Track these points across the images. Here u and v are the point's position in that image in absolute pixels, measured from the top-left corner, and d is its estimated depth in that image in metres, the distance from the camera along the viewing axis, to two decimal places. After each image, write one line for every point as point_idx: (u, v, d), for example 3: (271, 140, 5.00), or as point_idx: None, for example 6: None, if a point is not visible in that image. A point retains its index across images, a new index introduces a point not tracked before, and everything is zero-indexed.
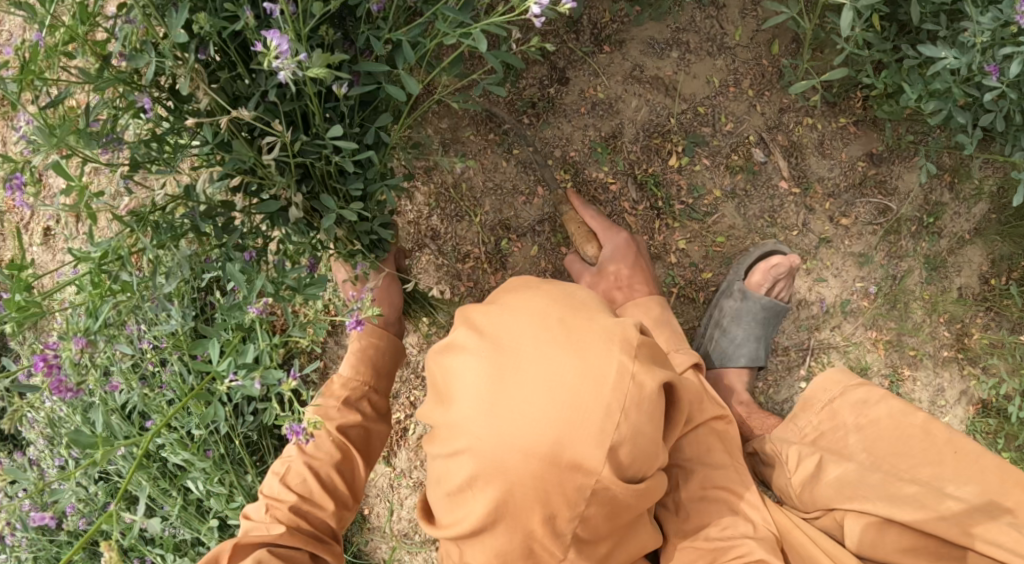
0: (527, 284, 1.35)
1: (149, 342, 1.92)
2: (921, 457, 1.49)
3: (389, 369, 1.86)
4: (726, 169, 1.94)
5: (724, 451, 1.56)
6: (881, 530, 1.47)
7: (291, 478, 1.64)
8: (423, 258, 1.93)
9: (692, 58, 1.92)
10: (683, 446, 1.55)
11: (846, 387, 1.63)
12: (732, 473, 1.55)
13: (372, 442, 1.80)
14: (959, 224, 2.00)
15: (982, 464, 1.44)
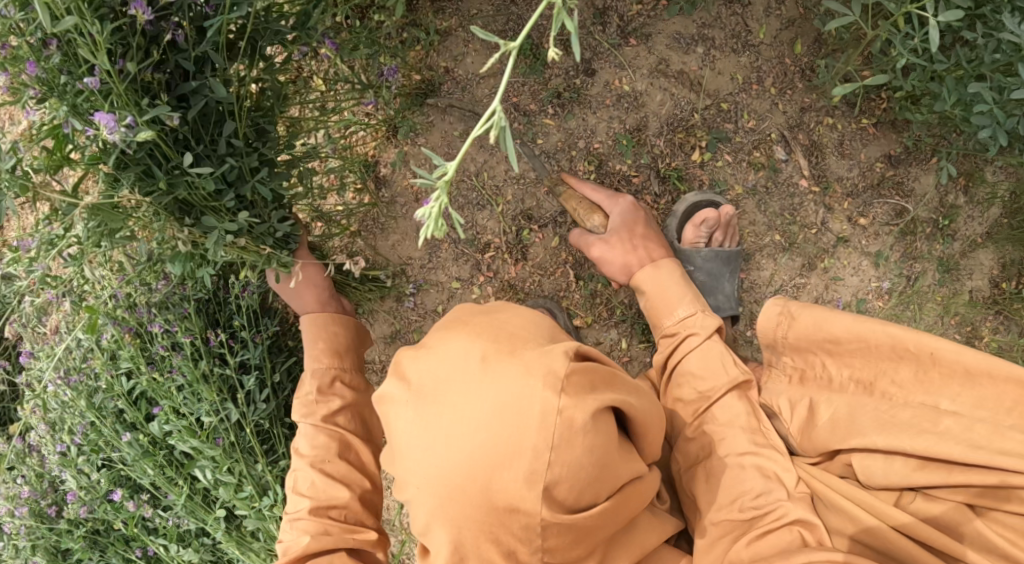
0: (463, 313, 1.27)
1: (161, 325, 1.85)
2: (898, 367, 1.39)
3: (351, 344, 1.76)
4: (749, 166, 1.95)
5: (746, 416, 1.52)
6: (889, 461, 1.37)
7: (302, 484, 1.57)
8: (444, 246, 1.93)
9: (717, 55, 1.92)
10: (714, 416, 1.53)
11: (797, 313, 1.50)
12: (755, 437, 1.49)
13: (363, 415, 1.71)
14: (972, 227, 2.01)
15: (962, 363, 1.32)
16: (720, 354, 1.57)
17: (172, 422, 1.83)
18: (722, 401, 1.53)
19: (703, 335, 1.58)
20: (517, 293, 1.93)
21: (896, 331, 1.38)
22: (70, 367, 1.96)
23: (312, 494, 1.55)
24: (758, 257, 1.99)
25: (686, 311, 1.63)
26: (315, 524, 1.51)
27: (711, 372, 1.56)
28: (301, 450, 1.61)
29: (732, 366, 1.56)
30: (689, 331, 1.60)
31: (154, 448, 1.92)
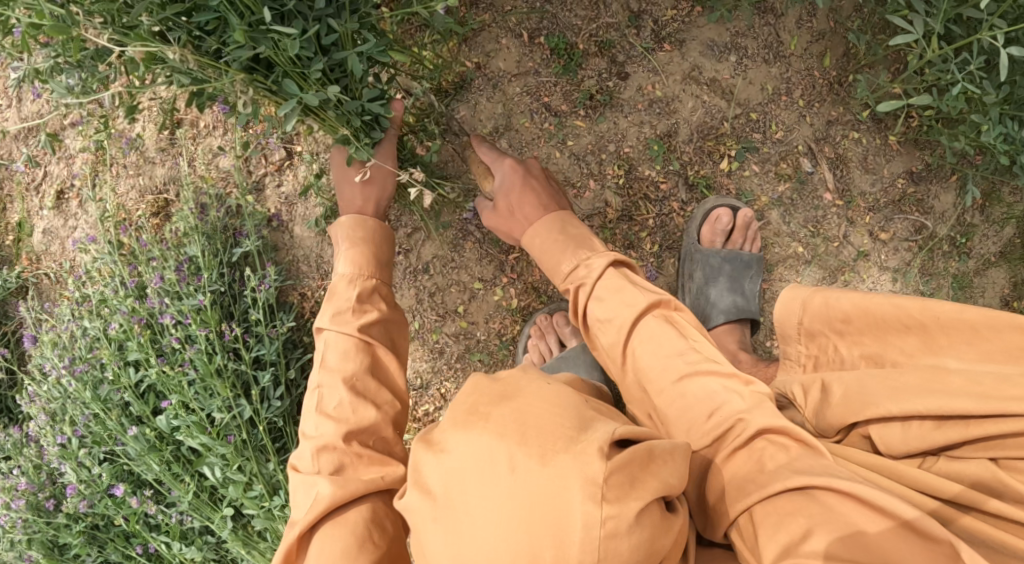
0: (476, 397, 1.14)
1: (172, 318, 1.78)
2: (905, 336, 1.25)
3: (382, 255, 1.64)
4: (775, 176, 1.95)
5: (675, 336, 1.36)
6: (906, 427, 1.20)
7: (327, 403, 1.38)
8: (468, 246, 1.89)
9: (749, 64, 1.93)
10: (641, 349, 1.37)
11: (806, 297, 1.35)
12: (688, 352, 1.34)
13: (392, 331, 1.56)
14: (987, 246, 2.03)
15: (965, 320, 1.19)
16: (620, 288, 1.45)
17: (182, 418, 1.77)
18: (641, 331, 1.39)
19: (590, 282, 1.49)
20: (540, 296, 1.91)
21: (893, 299, 1.25)
22: (75, 356, 1.89)
23: (327, 419, 1.36)
24: (780, 267, 1.98)
25: (571, 262, 1.55)
26: (331, 464, 1.32)
27: (614, 310, 1.43)
28: (326, 362, 1.44)
29: (634, 292, 1.43)
30: (579, 285, 1.51)
31: (160, 443, 1.86)
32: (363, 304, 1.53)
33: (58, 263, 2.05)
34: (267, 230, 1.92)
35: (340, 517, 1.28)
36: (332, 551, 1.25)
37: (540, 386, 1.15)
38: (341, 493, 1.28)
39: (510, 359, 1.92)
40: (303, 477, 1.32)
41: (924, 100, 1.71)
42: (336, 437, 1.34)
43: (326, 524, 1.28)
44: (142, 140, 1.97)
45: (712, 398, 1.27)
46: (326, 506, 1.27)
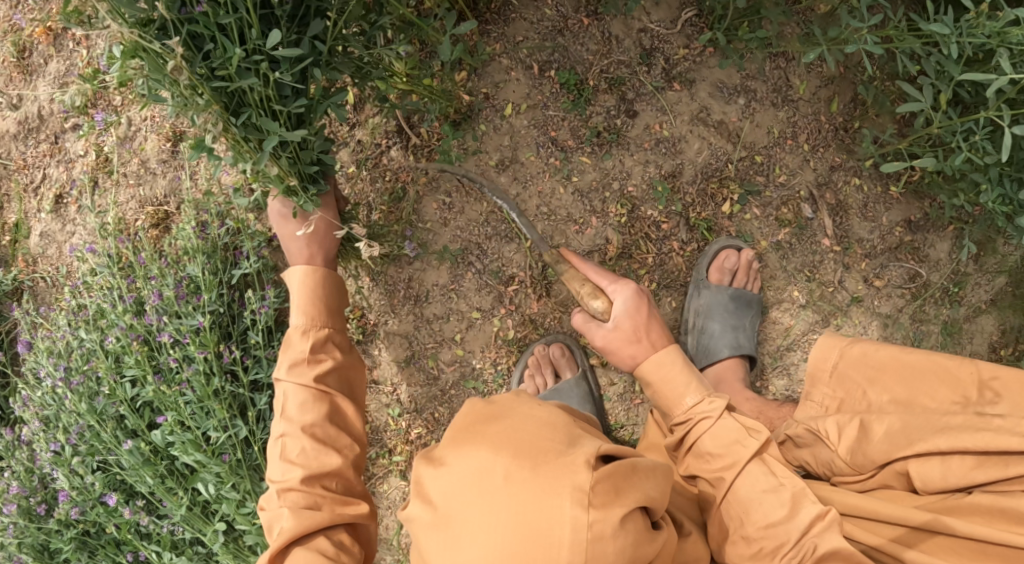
0: (469, 418, 1.24)
1: (170, 336, 1.79)
2: (937, 385, 1.39)
3: (341, 304, 1.63)
4: (776, 221, 1.97)
5: (769, 472, 1.35)
6: (946, 463, 1.30)
7: (290, 452, 1.44)
8: (467, 275, 1.90)
9: (757, 107, 1.94)
10: (737, 486, 1.36)
11: (844, 347, 1.50)
12: (780, 490, 1.33)
13: (350, 377, 1.58)
14: (979, 294, 2.05)
15: (999, 377, 1.34)
16: (735, 430, 1.40)
17: (176, 435, 1.78)
18: (744, 469, 1.37)
19: (715, 416, 1.42)
20: (536, 328, 1.92)
21: (931, 355, 1.40)
22: (70, 367, 1.89)
23: (286, 467, 1.43)
24: (775, 310, 2.00)
25: (693, 396, 1.46)
26: (297, 502, 1.40)
27: (727, 449, 1.38)
28: (284, 413, 1.48)
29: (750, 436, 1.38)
30: (699, 418, 1.44)
31: (154, 456, 1.88)
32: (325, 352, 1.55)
33: (52, 267, 2.03)
34: (267, 250, 1.91)
35: (308, 543, 1.38)
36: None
37: (532, 408, 1.24)
38: (309, 522, 1.38)
39: (504, 389, 1.93)
40: (274, 517, 1.40)
41: (926, 163, 1.71)
42: (297, 483, 1.41)
43: (296, 550, 1.37)
44: (144, 150, 1.97)
45: (788, 526, 1.30)
46: (292, 535, 1.36)
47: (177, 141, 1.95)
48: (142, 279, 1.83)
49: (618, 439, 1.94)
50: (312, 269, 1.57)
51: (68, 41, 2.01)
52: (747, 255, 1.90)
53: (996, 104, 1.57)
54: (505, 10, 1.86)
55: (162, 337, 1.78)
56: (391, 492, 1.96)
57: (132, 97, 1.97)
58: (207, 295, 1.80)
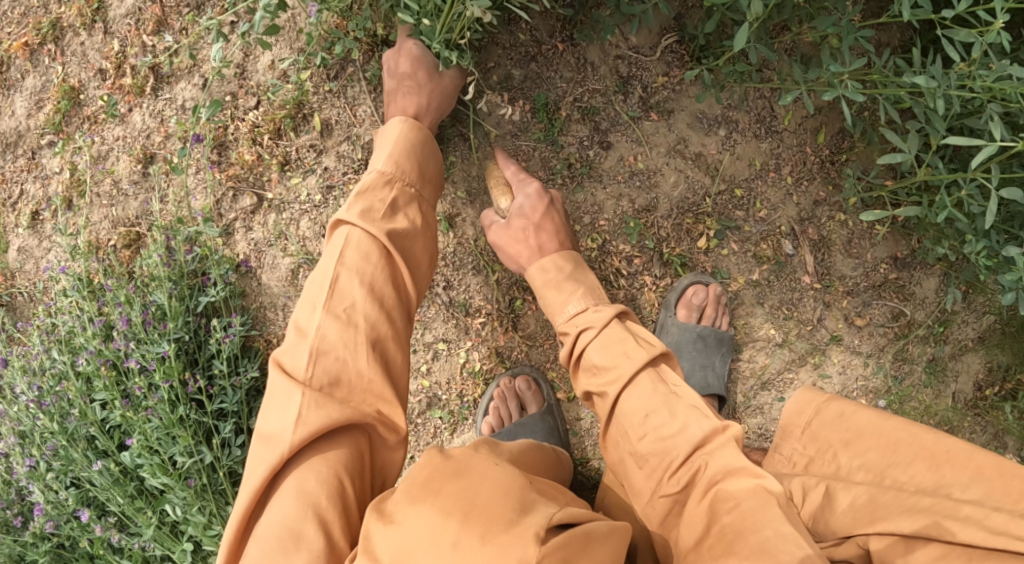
0: (428, 473, 1.21)
1: (137, 363, 1.79)
2: (912, 461, 1.36)
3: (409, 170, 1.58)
4: (753, 258, 1.91)
5: (658, 393, 1.40)
6: (910, 548, 1.26)
7: (336, 307, 1.37)
8: (433, 306, 1.87)
9: (738, 139, 1.87)
10: (623, 400, 1.42)
11: (821, 406, 1.51)
12: (674, 397, 1.39)
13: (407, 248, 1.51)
14: (965, 331, 1.99)
15: (974, 462, 1.31)
16: (621, 338, 1.46)
17: (144, 458, 1.78)
18: (636, 379, 1.42)
19: (596, 326, 1.49)
20: (502, 361, 1.89)
21: (911, 427, 1.39)
22: (43, 387, 1.90)
23: (330, 319, 1.36)
24: (750, 349, 1.95)
25: (578, 307, 1.54)
26: (324, 375, 1.32)
27: (614, 359, 1.45)
28: (343, 257, 1.42)
29: (635, 345, 1.44)
30: (583, 326, 1.51)
31: (124, 476, 1.90)
32: (394, 210, 1.51)
33: (28, 285, 2.05)
34: (234, 276, 1.90)
35: (325, 448, 1.29)
36: (313, 489, 1.24)
37: (488, 469, 1.22)
38: (336, 416, 1.29)
39: (469, 420, 1.91)
40: (292, 391, 1.30)
41: (909, 213, 1.61)
42: (341, 344, 1.34)
43: (310, 455, 1.27)
44: (116, 170, 1.96)
45: (678, 438, 1.34)
46: (317, 430, 1.27)
47: (148, 163, 1.94)
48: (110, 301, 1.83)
49: (583, 473, 1.92)
50: (414, 124, 1.63)
51: (43, 57, 2.00)
52: (715, 290, 1.87)
53: (983, 163, 1.46)
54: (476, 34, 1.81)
55: (129, 361, 1.78)
56: None
57: (104, 115, 1.97)
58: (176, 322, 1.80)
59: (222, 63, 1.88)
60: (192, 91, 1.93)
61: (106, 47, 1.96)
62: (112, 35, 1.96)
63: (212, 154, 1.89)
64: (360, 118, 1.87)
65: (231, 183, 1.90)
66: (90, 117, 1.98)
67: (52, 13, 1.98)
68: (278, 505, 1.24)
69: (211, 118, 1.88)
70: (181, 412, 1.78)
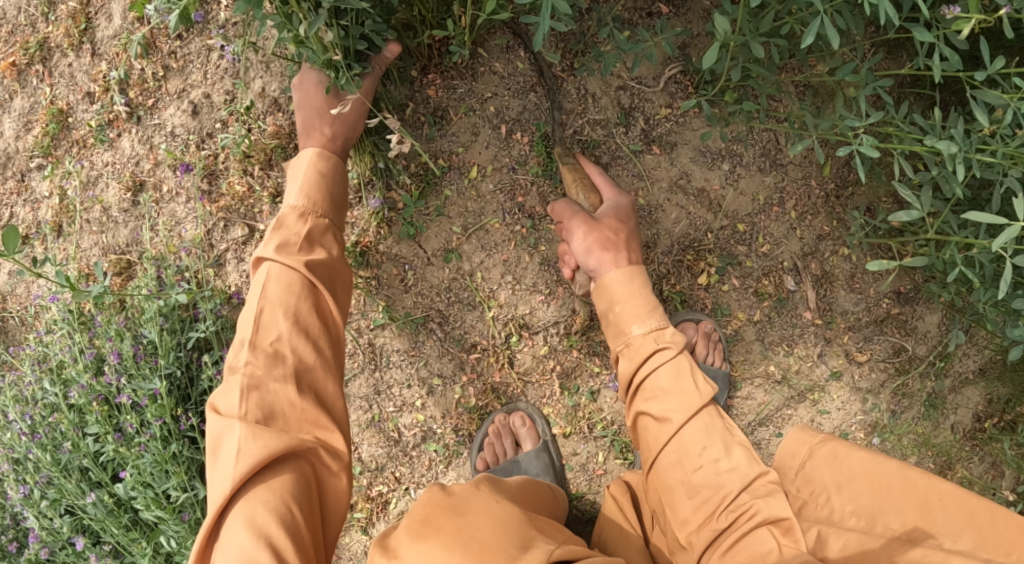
0: (428, 509, 1.26)
1: (129, 399, 1.77)
2: (904, 504, 1.32)
3: (344, 199, 1.56)
4: (755, 294, 1.87)
5: (716, 441, 1.43)
6: None
7: (262, 338, 1.35)
8: (427, 341, 1.84)
9: (742, 173, 1.83)
10: (686, 431, 1.45)
11: (813, 446, 1.42)
12: (730, 438, 1.44)
13: (341, 273, 1.48)
14: (965, 364, 1.96)
15: (967, 508, 1.28)
16: (688, 371, 1.49)
17: (137, 493, 1.76)
18: (696, 424, 1.45)
19: (674, 349, 1.50)
20: (498, 397, 1.87)
21: (904, 469, 1.34)
22: (35, 417, 1.88)
23: (255, 355, 1.33)
24: (749, 385, 1.92)
25: (641, 327, 1.54)
26: (257, 410, 1.30)
27: (682, 390, 1.47)
28: (265, 291, 1.38)
29: (699, 383, 1.48)
30: (648, 353, 1.52)
31: (118, 508, 1.88)
32: (315, 241, 1.46)
33: (21, 310, 2.03)
34: (226, 309, 1.88)
35: (269, 479, 1.28)
36: (262, 519, 1.24)
37: (487, 506, 1.28)
38: (275, 445, 1.28)
39: (464, 454, 1.89)
40: (227, 426, 1.29)
41: (917, 264, 1.55)
42: (268, 378, 1.32)
43: (256, 488, 1.27)
44: (105, 197, 1.93)
45: (732, 478, 1.40)
46: (254, 459, 1.26)
47: (137, 191, 1.91)
48: (101, 334, 1.81)
49: (579, 508, 1.90)
50: (324, 152, 1.54)
51: (31, 78, 1.95)
52: (708, 328, 1.86)
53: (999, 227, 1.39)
54: (472, 63, 1.76)
55: (120, 398, 1.75)
56: (353, 547, 1.92)
57: (93, 140, 1.93)
58: (166, 359, 1.78)
59: (211, 89, 1.87)
60: (182, 118, 1.88)
61: (94, 69, 1.92)
62: (100, 57, 1.92)
63: (202, 183, 1.87)
64: None
65: (222, 214, 1.87)
66: (79, 141, 1.94)
67: (40, 33, 1.94)
68: (230, 539, 1.23)
69: (202, 147, 1.87)
70: (172, 449, 1.76)
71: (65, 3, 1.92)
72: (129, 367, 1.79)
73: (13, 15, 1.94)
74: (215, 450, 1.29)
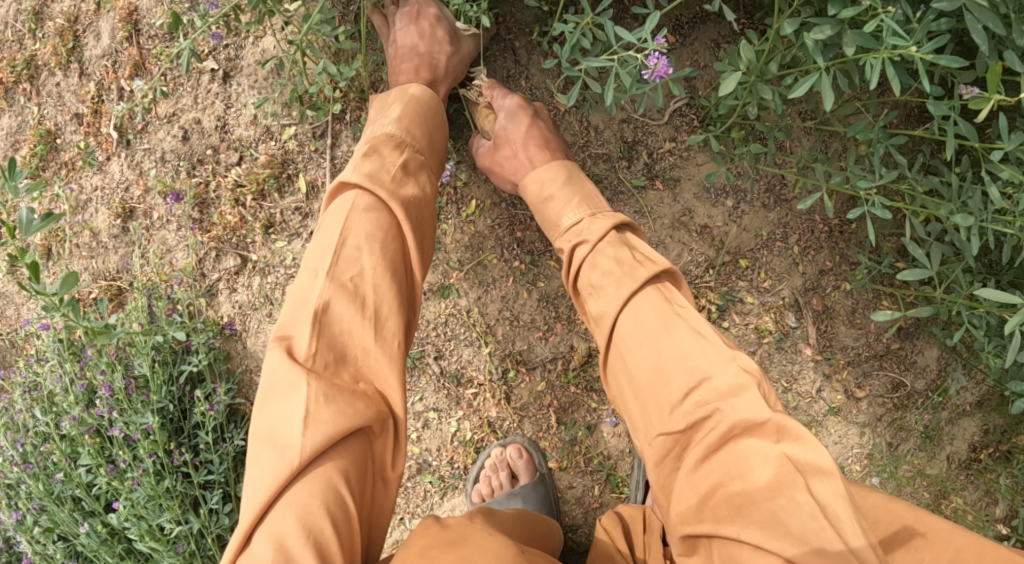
0: (425, 540, 1.23)
1: (121, 432, 1.74)
2: (891, 541, 1.28)
3: (431, 140, 1.49)
4: (755, 331, 1.85)
5: (658, 321, 1.25)
6: None
7: (341, 274, 1.27)
8: (423, 375, 1.83)
9: (746, 210, 1.81)
10: (622, 323, 1.28)
11: None
12: (674, 318, 1.25)
13: (419, 226, 1.40)
14: (963, 396, 1.91)
15: (953, 544, 1.24)
16: (617, 254, 1.33)
17: (131, 525, 1.74)
18: (636, 307, 1.28)
19: (589, 240, 1.36)
20: (494, 431, 1.84)
21: (888, 504, 1.31)
22: (27, 446, 1.86)
23: (334, 290, 1.26)
24: None
25: (573, 217, 1.43)
26: (331, 361, 1.22)
27: (609, 280, 1.31)
28: (347, 224, 1.31)
29: (635, 261, 1.30)
30: (578, 240, 1.39)
31: (111, 536, 1.86)
32: (403, 177, 1.39)
33: (12, 334, 2.00)
34: (219, 340, 1.85)
35: (334, 453, 1.19)
36: (316, 506, 1.15)
37: (485, 539, 1.22)
38: (349, 408, 1.20)
39: (460, 486, 1.86)
40: (296, 373, 1.20)
41: (922, 314, 1.53)
42: (347, 320, 1.25)
43: (321, 463, 1.18)
44: (95, 223, 1.88)
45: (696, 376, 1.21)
46: (324, 417, 1.18)
47: (128, 218, 1.87)
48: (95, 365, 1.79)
49: (574, 540, 1.87)
50: (428, 92, 1.52)
51: (18, 96, 1.90)
52: None
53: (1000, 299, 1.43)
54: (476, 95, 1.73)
55: (112, 430, 1.73)
56: None
57: (82, 163, 1.88)
58: (160, 392, 1.76)
59: (203, 114, 1.82)
60: (172, 143, 1.83)
61: (83, 90, 1.86)
62: (88, 77, 1.86)
63: (194, 212, 1.83)
64: None
65: (214, 243, 1.83)
66: (68, 163, 1.89)
67: (27, 50, 1.88)
68: (281, 515, 1.15)
69: (193, 174, 1.82)
70: (165, 483, 1.74)
71: (52, 19, 1.86)
72: (123, 400, 1.76)
73: None
74: (278, 392, 1.20)
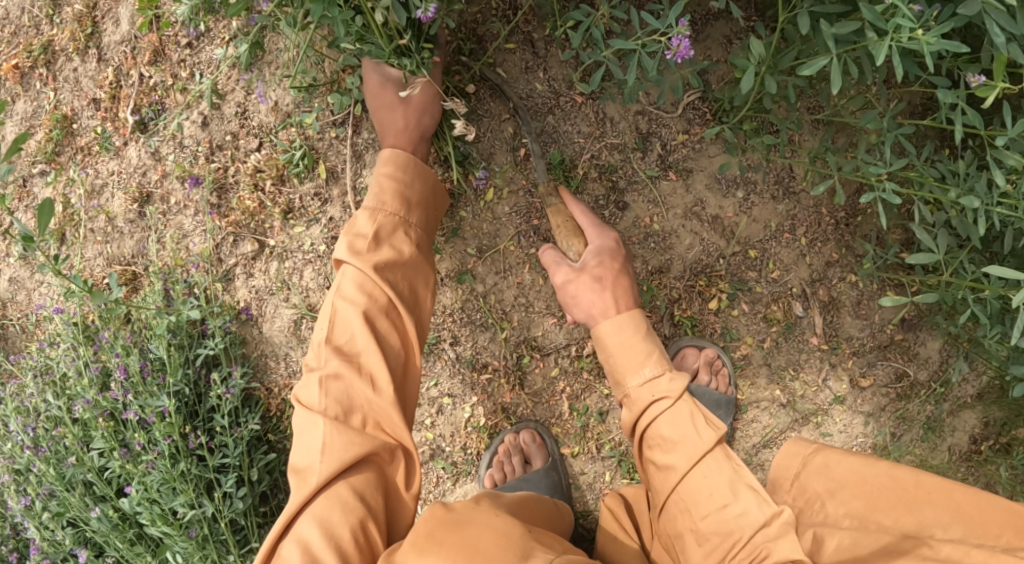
0: (430, 525, 1.18)
1: (135, 415, 1.74)
2: (894, 504, 1.35)
3: (425, 196, 1.53)
4: (763, 320, 1.90)
5: (725, 483, 1.37)
6: None
7: (338, 335, 1.36)
8: (438, 361, 1.85)
9: (755, 201, 1.85)
10: (690, 480, 1.39)
11: (807, 458, 1.45)
12: (737, 479, 1.37)
13: (416, 277, 1.47)
14: (965, 389, 1.94)
15: (953, 499, 1.32)
16: (690, 415, 1.42)
17: (144, 508, 1.72)
18: (702, 465, 1.39)
19: (671, 398, 1.43)
20: (507, 417, 1.86)
21: (892, 470, 1.38)
22: (38, 430, 1.83)
23: (331, 352, 1.35)
24: (752, 408, 1.94)
25: (652, 371, 1.46)
26: (338, 411, 1.31)
27: (685, 436, 1.41)
28: (339, 290, 1.40)
29: (703, 426, 1.41)
30: (654, 395, 1.45)
31: (122, 522, 1.83)
32: (380, 242, 1.43)
33: (24, 319, 2.00)
34: (235, 325, 1.87)
35: (351, 476, 1.29)
36: (334, 519, 1.24)
37: (488, 519, 1.20)
38: (358, 443, 1.30)
39: (473, 472, 1.88)
40: (310, 417, 1.31)
41: (928, 299, 1.57)
42: (344, 368, 1.33)
43: (337, 483, 1.27)
44: (110, 208, 1.89)
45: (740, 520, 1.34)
46: (336, 451, 1.28)
47: (144, 203, 1.88)
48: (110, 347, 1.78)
49: (584, 526, 1.90)
50: (396, 152, 1.52)
51: (34, 81, 1.90)
52: (710, 353, 1.88)
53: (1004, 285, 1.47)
54: (493, 84, 1.77)
55: (126, 413, 1.71)
56: None
57: (98, 148, 1.88)
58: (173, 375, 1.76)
59: (223, 101, 1.84)
60: (191, 129, 1.85)
61: (100, 75, 1.87)
62: (107, 62, 1.87)
63: (212, 197, 1.85)
64: (365, 173, 1.83)
65: (232, 229, 1.85)
66: (84, 148, 1.89)
67: (43, 35, 1.88)
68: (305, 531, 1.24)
69: (212, 160, 1.85)
70: (177, 467, 1.72)
71: (70, 4, 1.87)
72: (138, 382, 1.76)
73: (16, 15, 1.89)
74: (298, 442, 1.31)
